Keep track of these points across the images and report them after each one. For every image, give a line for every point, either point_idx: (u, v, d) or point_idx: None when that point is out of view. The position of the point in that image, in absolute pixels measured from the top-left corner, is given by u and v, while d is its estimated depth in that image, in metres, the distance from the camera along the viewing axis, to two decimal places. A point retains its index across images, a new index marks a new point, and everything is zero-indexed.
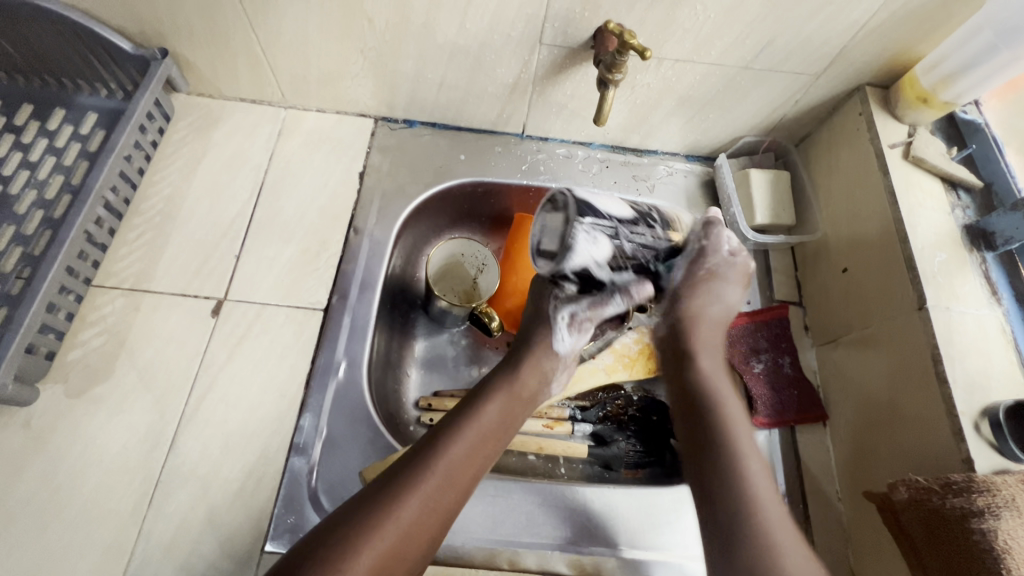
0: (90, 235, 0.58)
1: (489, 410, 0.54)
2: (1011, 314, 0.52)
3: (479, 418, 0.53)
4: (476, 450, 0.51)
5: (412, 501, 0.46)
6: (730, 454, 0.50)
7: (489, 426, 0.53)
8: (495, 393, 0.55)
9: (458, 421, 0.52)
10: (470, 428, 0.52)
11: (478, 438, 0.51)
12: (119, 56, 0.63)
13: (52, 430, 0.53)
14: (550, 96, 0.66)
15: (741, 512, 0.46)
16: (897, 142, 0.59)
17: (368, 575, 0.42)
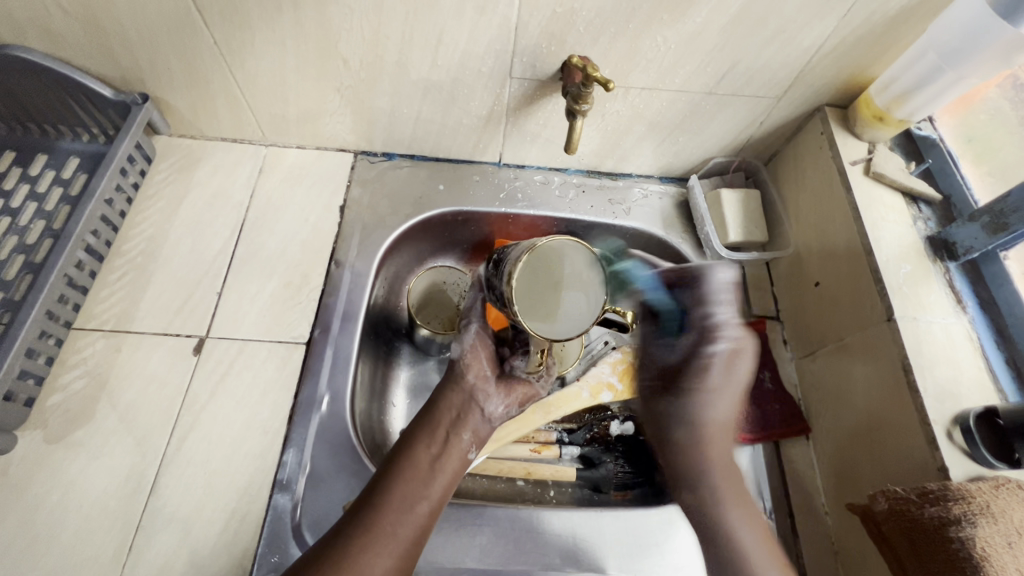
0: (70, 278, 0.58)
1: (416, 457, 0.51)
2: (976, 321, 0.53)
3: (413, 452, 0.51)
4: (403, 516, 0.48)
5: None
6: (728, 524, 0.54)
7: (425, 455, 0.51)
8: (422, 429, 0.52)
9: (395, 475, 0.49)
10: (404, 480, 0.49)
11: (404, 494, 0.48)
12: (100, 101, 0.64)
13: (31, 477, 0.52)
14: (523, 126, 0.68)
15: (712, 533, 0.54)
16: (858, 158, 0.61)
17: None
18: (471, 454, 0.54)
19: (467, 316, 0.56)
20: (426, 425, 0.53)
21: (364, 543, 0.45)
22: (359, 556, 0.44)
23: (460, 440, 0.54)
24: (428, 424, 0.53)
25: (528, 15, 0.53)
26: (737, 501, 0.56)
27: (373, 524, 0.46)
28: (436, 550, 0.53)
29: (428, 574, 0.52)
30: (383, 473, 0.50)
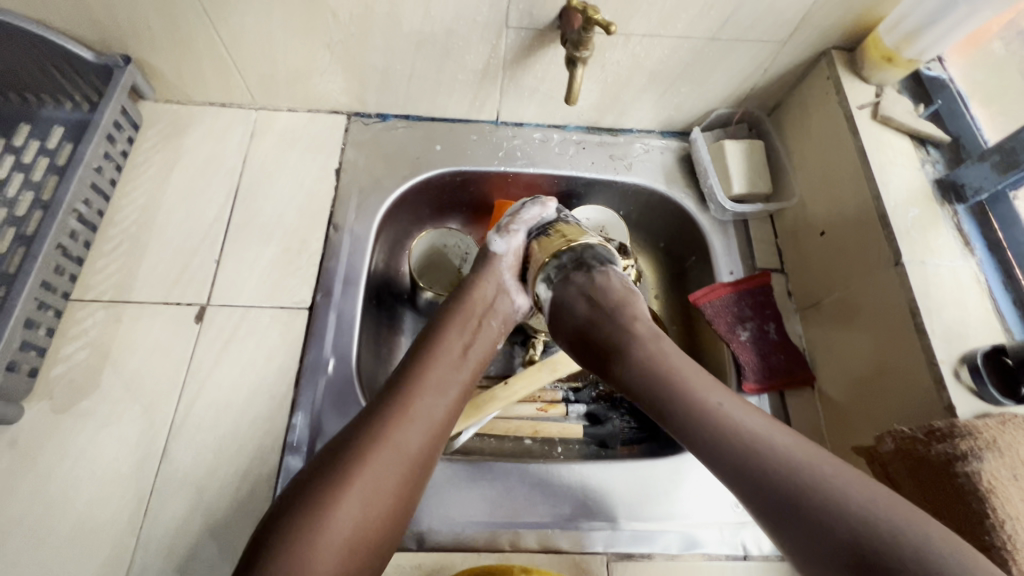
0: (64, 248, 0.57)
1: (447, 347, 0.52)
2: (984, 263, 0.52)
3: (443, 343, 0.52)
4: (438, 398, 0.48)
5: (384, 457, 0.43)
6: (755, 447, 0.41)
7: (458, 343, 0.53)
8: (452, 321, 0.54)
9: (426, 362, 0.50)
10: (436, 366, 0.50)
11: (438, 380, 0.49)
12: (81, 65, 0.62)
13: (41, 447, 0.52)
14: (521, 80, 0.66)
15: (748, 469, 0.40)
16: (865, 103, 0.60)
17: (355, 508, 0.41)
18: (497, 344, 0.56)
19: (519, 222, 0.60)
20: (457, 315, 0.55)
21: (400, 422, 0.45)
22: (397, 432, 0.44)
23: (488, 329, 0.56)
24: (454, 317, 0.54)
25: None
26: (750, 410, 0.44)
27: (405, 410, 0.46)
28: (448, 507, 0.54)
29: (441, 528, 0.53)
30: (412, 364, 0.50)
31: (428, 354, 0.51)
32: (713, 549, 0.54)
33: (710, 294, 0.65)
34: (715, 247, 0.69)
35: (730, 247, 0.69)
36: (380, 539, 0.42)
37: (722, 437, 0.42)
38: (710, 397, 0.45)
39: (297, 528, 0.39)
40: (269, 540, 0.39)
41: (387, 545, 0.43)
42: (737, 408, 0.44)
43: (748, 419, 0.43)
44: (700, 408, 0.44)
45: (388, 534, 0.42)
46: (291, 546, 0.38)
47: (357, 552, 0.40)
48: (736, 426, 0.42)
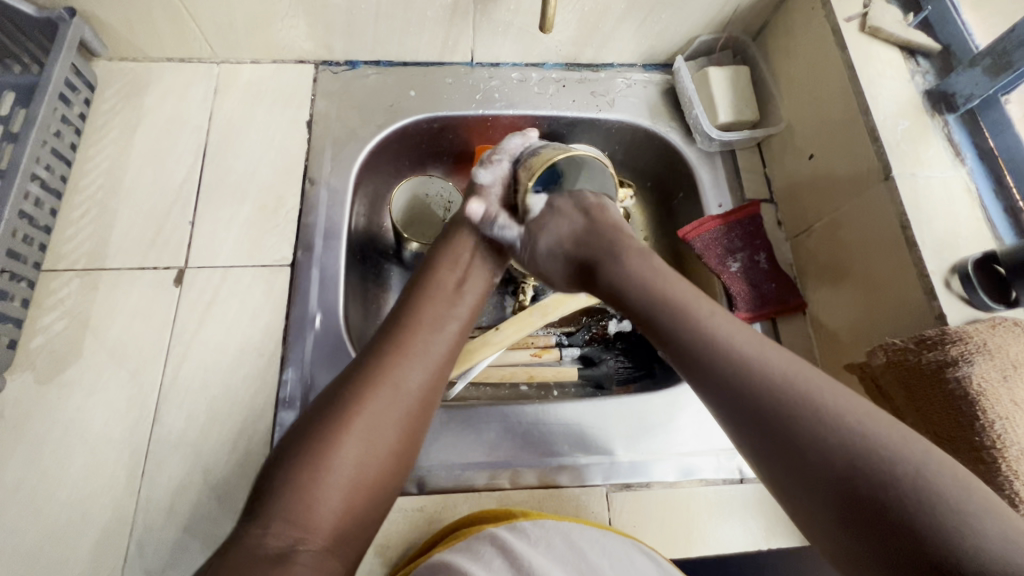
0: (29, 216, 0.55)
1: (441, 283, 0.51)
2: (975, 173, 0.51)
3: (436, 280, 0.52)
4: (436, 335, 0.48)
5: (384, 396, 0.43)
6: (775, 390, 0.36)
7: (450, 276, 0.52)
8: (443, 257, 0.54)
9: (420, 300, 0.50)
10: (432, 301, 0.50)
11: (434, 317, 0.49)
12: (22, 21, 0.58)
13: (29, 418, 0.51)
14: (493, 14, 0.63)
15: (737, 386, 0.38)
16: (853, 15, 0.57)
17: (360, 440, 0.41)
18: (493, 279, 0.56)
19: (502, 153, 0.58)
20: (447, 254, 0.54)
21: (397, 359, 0.45)
22: (397, 367, 0.44)
23: (481, 263, 0.55)
24: (447, 255, 0.54)
25: None
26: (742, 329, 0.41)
27: (406, 347, 0.46)
28: (446, 451, 0.54)
29: (441, 472, 0.53)
30: (409, 301, 0.50)
31: (426, 289, 0.51)
32: (710, 475, 0.55)
33: (700, 228, 0.64)
34: (703, 180, 0.68)
35: (718, 178, 0.68)
36: (383, 477, 0.42)
37: (720, 364, 0.39)
38: (712, 327, 0.41)
39: (298, 468, 0.39)
40: (272, 482, 0.39)
41: (391, 484, 0.43)
42: (732, 329, 0.41)
43: (737, 335, 0.40)
44: (710, 348, 0.40)
45: (393, 468, 0.42)
46: (292, 488, 0.38)
47: (361, 489, 0.40)
48: (737, 355, 0.39)
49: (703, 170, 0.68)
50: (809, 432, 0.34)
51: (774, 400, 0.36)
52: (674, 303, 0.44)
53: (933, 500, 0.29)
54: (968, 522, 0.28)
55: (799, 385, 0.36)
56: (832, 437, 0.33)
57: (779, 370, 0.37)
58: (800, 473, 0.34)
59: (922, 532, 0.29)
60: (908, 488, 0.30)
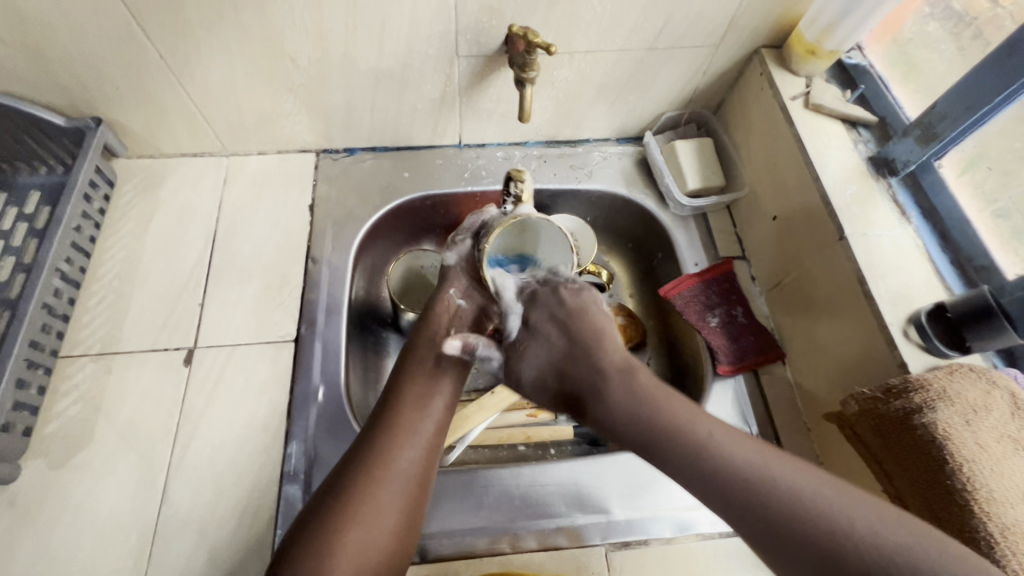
0: (49, 307, 0.59)
1: (420, 360, 0.55)
2: (920, 229, 0.57)
3: (417, 357, 0.55)
4: (424, 413, 0.51)
5: (382, 481, 0.45)
6: (752, 480, 0.41)
7: (430, 351, 0.56)
8: (423, 337, 0.57)
9: (407, 377, 0.53)
10: (419, 377, 0.53)
11: (419, 394, 0.52)
12: (52, 131, 0.64)
13: (40, 504, 0.53)
14: (477, 104, 0.70)
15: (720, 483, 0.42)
16: (797, 94, 0.64)
17: (359, 525, 0.43)
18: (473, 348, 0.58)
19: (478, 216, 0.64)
20: (426, 331, 0.58)
21: (393, 442, 0.48)
22: (395, 450, 0.47)
23: (462, 351, 0.57)
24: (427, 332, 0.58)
25: None
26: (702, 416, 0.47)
27: (400, 427, 0.49)
28: (447, 519, 0.55)
29: (443, 539, 0.54)
30: (400, 375, 0.54)
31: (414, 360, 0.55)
32: (706, 529, 0.56)
33: (679, 286, 0.68)
34: (679, 241, 0.73)
35: (692, 239, 0.73)
36: (387, 557, 0.43)
37: (699, 465, 0.44)
38: (688, 422, 0.46)
39: (307, 551, 0.41)
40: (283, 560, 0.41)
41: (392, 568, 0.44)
42: (719, 431, 0.45)
43: (701, 424, 0.46)
44: (687, 456, 0.45)
45: (394, 550, 0.44)
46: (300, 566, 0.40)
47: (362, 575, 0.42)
48: (710, 450, 0.44)
49: (679, 233, 0.73)
50: (813, 536, 0.38)
51: (758, 491, 0.41)
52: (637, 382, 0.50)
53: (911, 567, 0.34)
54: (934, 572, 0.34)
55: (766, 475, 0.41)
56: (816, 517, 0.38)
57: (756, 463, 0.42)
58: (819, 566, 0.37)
59: None
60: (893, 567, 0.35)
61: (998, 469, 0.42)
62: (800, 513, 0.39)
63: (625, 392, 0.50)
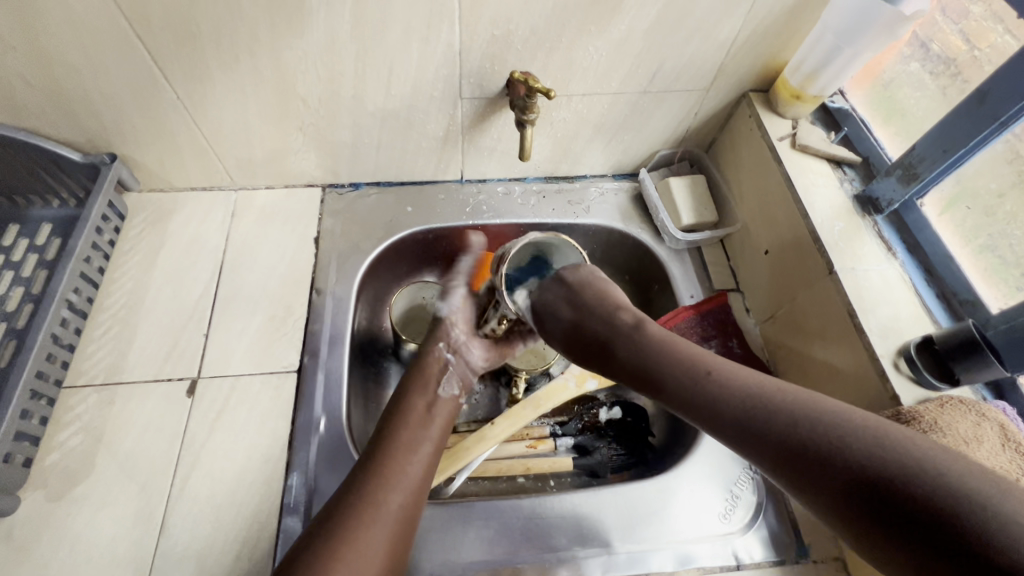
0: (56, 337, 0.59)
1: (413, 407, 0.57)
2: (906, 264, 0.59)
3: (408, 403, 0.57)
4: (414, 457, 0.52)
5: (372, 519, 0.46)
6: (793, 400, 0.40)
7: (422, 403, 0.58)
8: (415, 383, 0.60)
9: (397, 424, 0.55)
10: (409, 428, 0.55)
11: (409, 441, 0.53)
12: (68, 165, 0.66)
13: (37, 536, 0.52)
14: (479, 142, 0.73)
15: (732, 407, 0.42)
16: (784, 135, 0.67)
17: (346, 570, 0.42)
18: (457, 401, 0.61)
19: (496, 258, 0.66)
20: (420, 376, 0.61)
21: (382, 485, 0.48)
22: (382, 494, 0.48)
23: (447, 393, 0.61)
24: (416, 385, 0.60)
25: (470, 39, 0.59)
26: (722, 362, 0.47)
27: (391, 470, 0.50)
28: (447, 552, 0.55)
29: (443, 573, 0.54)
30: (388, 422, 0.55)
31: (399, 405, 0.57)
32: (707, 563, 0.56)
33: (675, 318, 0.69)
34: (674, 274, 0.75)
35: (688, 272, 0.75)
36: None
37: (727, 399, 0.43)
38: (711, 366, 0.46)
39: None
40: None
41: None
42: (727, 369, 0.46)
43: (723, 364, 0.46)
44: (735, 390, 0.43)
45: None
46: None
47: None
48: (723, 383, 0.44)
49: (674, 266, 0.75)
50: (859, 446, 0.35)
51: (787, 416, 0.39)
52: (671, 346, 0.50)
53: (943, 481, 0.31)
54: (989, 496, 0.29)
55: (812, 400, 0.40)
56: (846, 427, 0.36)
57: (774, 387, 0.42)
58: (837, 487, 0.35)
59: (938, 500, 0.30)
60: (902, 469, 0.32)
61: None
62: (834, 428, 0.37)
63: (655, 345, 0.50)
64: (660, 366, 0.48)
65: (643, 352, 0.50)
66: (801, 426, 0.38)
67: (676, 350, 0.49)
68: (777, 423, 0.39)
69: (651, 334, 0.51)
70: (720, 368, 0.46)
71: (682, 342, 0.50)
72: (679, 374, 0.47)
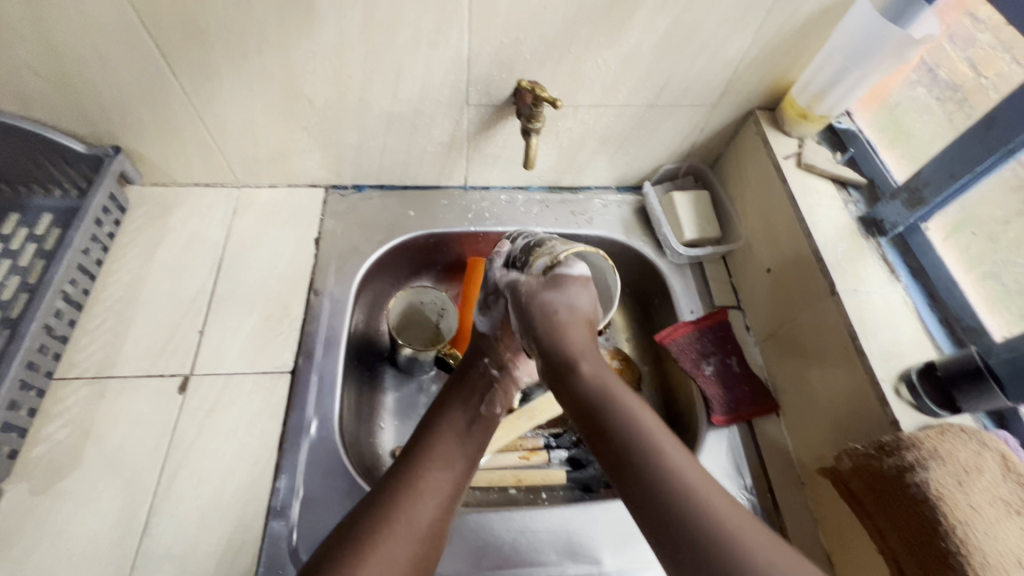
0: (49, 327, 0.59)
1: (454, 422, 0.56)
2: (909, 288, 0.58)
3: (450, 414, 0.56)
4: (447, 470, 0.51)
5: (397, 533, 0.45)
6: (705, 508, 0.41)
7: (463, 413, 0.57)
8: (457, 395, 0.58)
9: (437, 432, 0.54)
10: (446, 439, 0.54)
11: (446, 457, 0.52)
12: (72, 157, 0.66)
13: (18, 530, 0.52)
14: (484, 149, 0.73)
15: (671, 503, 0.42)
16: (789, 154, 0.67)
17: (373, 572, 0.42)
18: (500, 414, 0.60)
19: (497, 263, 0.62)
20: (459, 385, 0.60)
21: (414, 496, 0.48)
22: (410, 507, 0.47)
23: (490, 410, 0.59)
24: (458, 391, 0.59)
25: (479, 46, 0.59)
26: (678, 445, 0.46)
27: (424, 480, 0.49)
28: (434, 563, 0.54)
29: None
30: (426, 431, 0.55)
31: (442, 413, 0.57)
32: None
33: (674, 333, 0.69)
34: (675, 288, 0.74)
35: (689, 287, 0.75)
36: None
37: (665, 492, 0.43)
38: (661, 449, 0.46)
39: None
40: None
41: None
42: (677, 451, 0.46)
43: (670, 445, 0.46)
44: (665, 478, 0.43)
45: None
46: None
47: None
48: (671, 472, 0.44)
49: (675, 281, 0.75)
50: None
51: (697, 524, 0.41)
52: (615, 419, 0.49)
53: None
54: None
55: (722, 517, 0.41)
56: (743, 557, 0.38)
57: (708, 492, 0.42)
58: None
59: None
60: None
61: (992, 532, 0.42)
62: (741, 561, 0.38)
63: (612, 409, 0.49)
64: (645, 461, 0.45)
65: (602, 422, 0.49)
66: (710, 542, 0.40)
67: (632, 424, 0.48)
68: (700, 535, 0.40)
69: (609, 402, 0.50)
70: (676, 456, 0.45)
71: (643, 413, 0.49)
72: (638, 454, 0.45)
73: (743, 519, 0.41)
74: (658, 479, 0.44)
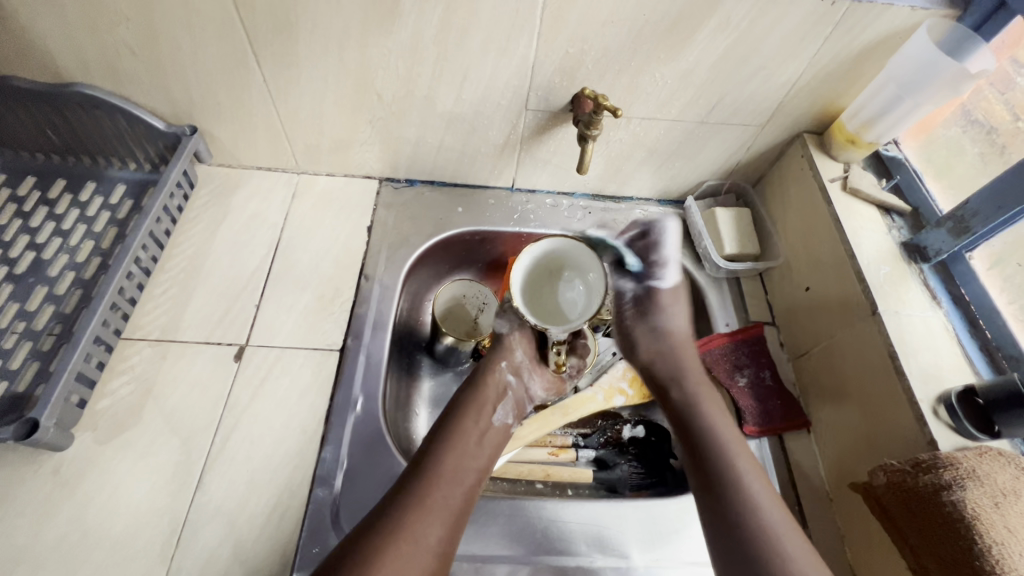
0: (122, 289, 0.63)
1: (466, 432, 0.58)
2: (950, 314, 0.59)
3: (465, 423, 0.59)
4: (454, 486, 0.54)
5: (406, 549, 0.48)
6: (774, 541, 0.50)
7: (474, 428, 0.59)
8: (471, 407, 0.61)
9: (450, 443, 0.57)
10: (456, 451, 0.56)
11: (457, 464, 0.55)
12: (152, 133, 0.71)
13: (82, 475, 0.55)
14: (536, 153, 0.76)
15: (753, 543, 0.50)
16: (835, 177, 0.69)
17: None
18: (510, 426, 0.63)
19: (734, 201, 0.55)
20: (474, 399, 0.62)
21: (420, 513, 0.50)
22: (416, 524, 0.50)
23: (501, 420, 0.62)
24: (472, 404, 0.61)
25: (545, 55, 0.62)
26: (764, 487, 0.55)
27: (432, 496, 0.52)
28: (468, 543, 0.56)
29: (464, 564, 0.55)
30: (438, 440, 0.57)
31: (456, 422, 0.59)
32: None
33: (710, 343, 0.71)
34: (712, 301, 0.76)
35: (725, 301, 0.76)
36: None
37: (748, 541, 0.50)
38: (750, 492, 0.54)
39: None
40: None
41: None
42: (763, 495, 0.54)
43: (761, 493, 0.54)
44: (752, 521, 0.52)
45: None
46: None
47: None
48: (757, 515, 0.52)
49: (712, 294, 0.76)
50: None
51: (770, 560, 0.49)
52: (721, 460, 0.57)
53: None
54: None
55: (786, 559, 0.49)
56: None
57: (786, 535, 0.51)
58: None
59: None
60: None
61: None
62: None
63: (722, 459, 0.57)
64: (730, 486, 0.54)
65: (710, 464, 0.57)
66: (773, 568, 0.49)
67: (734, 468, 0.56)
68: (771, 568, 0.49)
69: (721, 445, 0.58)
70: (766, 503, 0.53)
71: (739, 459, 0.57)
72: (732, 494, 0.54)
73: (791, 544, 0.50)
74: (742, 521, 0.52)
